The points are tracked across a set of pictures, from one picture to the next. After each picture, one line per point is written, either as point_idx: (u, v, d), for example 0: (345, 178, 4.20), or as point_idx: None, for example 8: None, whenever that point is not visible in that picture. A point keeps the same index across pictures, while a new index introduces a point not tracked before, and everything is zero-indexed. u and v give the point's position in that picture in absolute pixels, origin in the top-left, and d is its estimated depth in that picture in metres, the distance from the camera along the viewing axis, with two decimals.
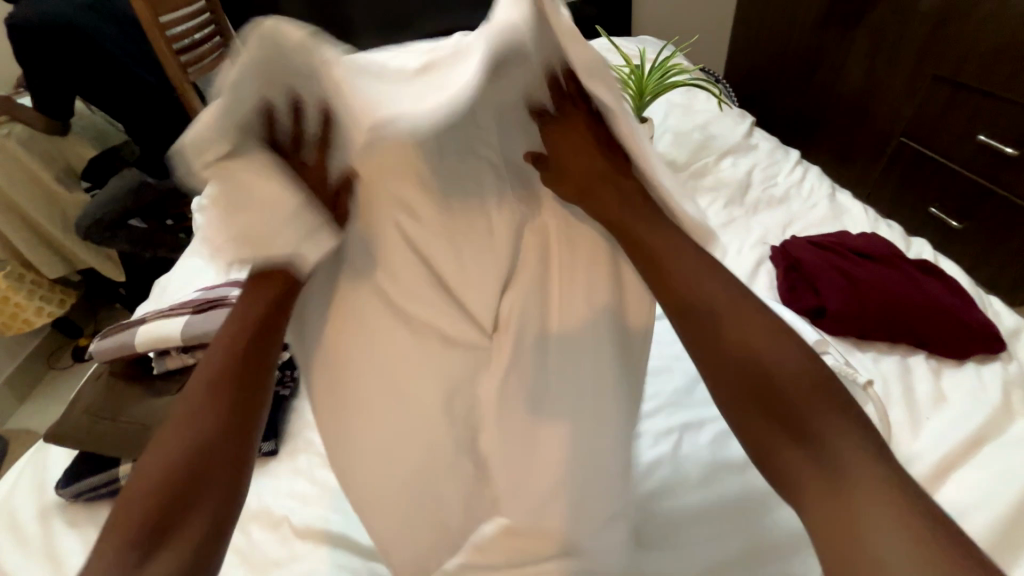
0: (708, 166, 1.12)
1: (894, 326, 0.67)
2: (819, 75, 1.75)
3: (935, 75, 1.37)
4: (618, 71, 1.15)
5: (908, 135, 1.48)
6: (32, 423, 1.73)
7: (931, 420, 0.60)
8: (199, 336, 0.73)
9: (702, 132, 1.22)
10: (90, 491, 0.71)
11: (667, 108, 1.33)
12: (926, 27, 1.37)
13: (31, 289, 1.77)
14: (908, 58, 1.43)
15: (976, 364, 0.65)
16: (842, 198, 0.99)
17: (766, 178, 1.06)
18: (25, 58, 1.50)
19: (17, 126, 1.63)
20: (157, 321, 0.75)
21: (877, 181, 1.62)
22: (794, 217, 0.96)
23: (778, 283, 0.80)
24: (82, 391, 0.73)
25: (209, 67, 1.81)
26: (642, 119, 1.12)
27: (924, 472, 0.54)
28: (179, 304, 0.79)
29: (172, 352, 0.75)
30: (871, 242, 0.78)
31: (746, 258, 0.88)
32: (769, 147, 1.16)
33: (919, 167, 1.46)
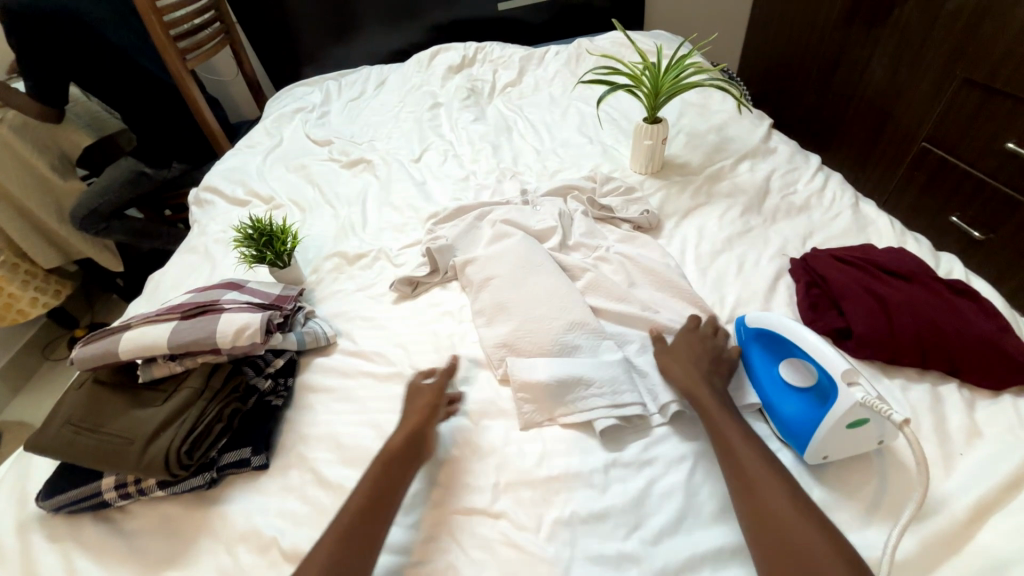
0: (725, 170, 1.07)
1: (925, 352, 0.63)
2: (838, 75, 1.72)
3: (963, 77, 1.31)
4: (632, 68, 1.10)
5: (932, 140, 1.43)
6: (25, 415, 1.70)
7: (965, 457, 0.56)
8: (189, 344, 0.70)
9: (718, 134, 1.18)
10: (71, 505, 0.68)
11: (682, 108, 1.28)
12: (956, 25, 1.31)
13: (26, 279, 1.74)
14: (936, 58, 1.37)
15: (1012, 396, 0.61)
16: (866, 208, 0.94)
17: (786, 185, 1.02)
18: (16, 41, 1.43)
19: (9, 112, 1.57)
20: (144, 327, 0.73)
21: (897, 185, 1.57)
22: (815, 228, 0.91)
23: (799, 300, 0.76)
24: (63, 400, 0.70)
25: (208, 54, 1.76)
26: (656, 120, 1.07)
27: (959, 516, 0.50)
28: (168, 308, 0.77)
29: (159, 359, 0.72)
30: (901, 258, 0.74)
31: (763, 270, 0.84)
32: (789, 151, 1.11)
33: (942, 173, 1.40)
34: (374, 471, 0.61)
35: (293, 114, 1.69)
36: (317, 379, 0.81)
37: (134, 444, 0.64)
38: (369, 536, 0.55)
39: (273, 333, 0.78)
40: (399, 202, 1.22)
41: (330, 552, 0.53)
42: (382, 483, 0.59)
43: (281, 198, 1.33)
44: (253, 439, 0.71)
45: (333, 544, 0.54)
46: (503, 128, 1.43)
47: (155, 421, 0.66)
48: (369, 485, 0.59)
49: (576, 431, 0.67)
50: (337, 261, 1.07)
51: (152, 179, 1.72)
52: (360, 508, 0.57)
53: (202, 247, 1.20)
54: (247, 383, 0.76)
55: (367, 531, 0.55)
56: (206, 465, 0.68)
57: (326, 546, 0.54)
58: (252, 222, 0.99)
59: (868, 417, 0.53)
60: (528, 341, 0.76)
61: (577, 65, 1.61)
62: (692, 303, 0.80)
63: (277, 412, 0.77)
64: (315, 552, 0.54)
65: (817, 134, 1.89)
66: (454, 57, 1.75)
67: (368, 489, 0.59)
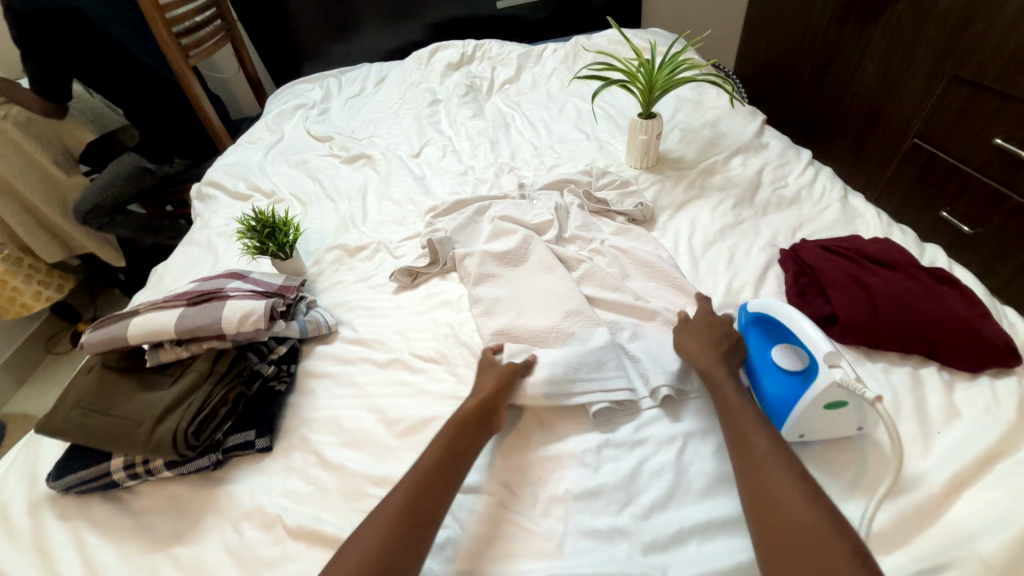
0: (718, 164, 1.09)
1: (906, 338, 0.66)
2: (832, 73, 1.75)
3: (953, 74, 1.33)
4: (627, 65, 1.12)
5: (922, 137, 1.45)
6: (29, 407, 1.72)
7: (942, 436, 0.58)
8: (195, 330, 0.73)
9: (712, 129, 1.20)
10: (81, 485, 0.70)
11: (677, 104, 1.30)
12: (945, 24, 1.33)
13: (29, 273, 1.76)
14: (927, 56, 1.39)
15: (989, 378, 0.63)
16: (855, 201, 0.96)
17: (777, 178, 1.04)
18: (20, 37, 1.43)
19: (13, 108, 1.59)
20: (151, 313, 0.75)
21: (889, 182, 1.59)
22: (805, 220, 0.93)
23: (787, 289, 0.79)
24: (73, 384, 0.72)
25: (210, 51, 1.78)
26: (650, 115, 1.09)
27: (934, 490, 0.53)
28: (174, 295, 0.79)
29: (166, 344, 0.74)
30: (886, 248, 0.76)
31: (754, 260, 0.86)
32: (781, 145, 1.13)
33: (932, 169, 1.43)
34: (448, 431, 0.63)
35: (294, 111, 1.71)
36: (319, 365, 0.84)
37: (144, 425, 0.66)
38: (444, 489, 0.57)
39: (277, 321, 0.81)
40: (399, 196, 1.24)
41: (386, 528, 0.53)
42: (458, 441, 0.62)
43: (282, 192, 1.35)
44: (257, 423, 0.74)
45: (389, 521, 0.53)
46: (501, 124, 1.45)
47: (163, 403, 0.68)
48: (447, 442, 0.61)
49: (570, 413, 0.69)
50: (338, 253, 1.09)
51: (155, 174, 1.75)
52: (438, 461, 0.59)
53: (205, 240, 1.23)
54: (251, 369, 0.78)
55: (437, 488, 0.56)
56: (212, 446, 0.70)
57: (403, 492, 0.56)
58: (255, 214, 1.01)
59: (847, 398, 0.55)
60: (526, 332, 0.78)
61: (575, 63, 1.63)
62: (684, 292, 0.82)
63: (281, 397, 0.79)
64: (370, 527, 0.53)
65: (811, 132, 1.92)
66: (453, 54, 1.77)
67: (444, 445, 0.61)
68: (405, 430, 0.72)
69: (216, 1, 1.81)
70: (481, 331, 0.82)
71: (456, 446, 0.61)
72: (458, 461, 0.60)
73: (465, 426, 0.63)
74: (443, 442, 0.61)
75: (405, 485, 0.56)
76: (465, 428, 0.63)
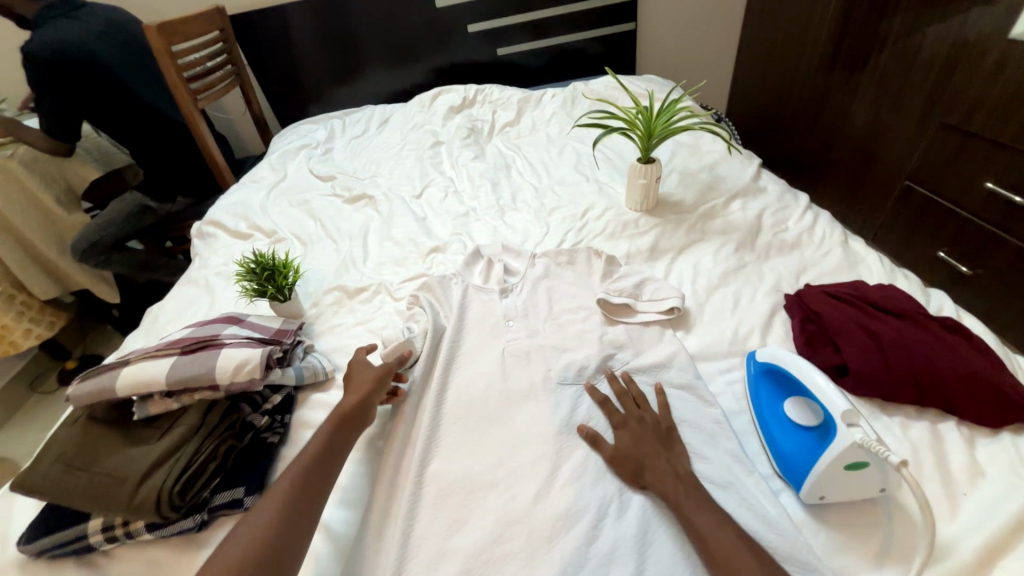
0: (718, 208, 1.10)
1: (920, 390, 0.64)
2: (823, 117, 1.81)
3: (940, 121, 1.37)
4: (626, 112, 1.14)
5: (915, 179, 1.48)
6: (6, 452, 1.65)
7: (969, 497, 0.56)
8: (188, 381, 0.70)
9: (710, 173, 1.22)
10: (51, 549, 0.65)
11: (674, 148, 1.33)
12: (930, 74, 1.39)
13: (21, 311, 1.76)
14: (914, 104, 1.45)
15: (1011, 435, 0.61)
16: (856, 245, 0.96)
17: (777, 223, 1.04)
18: (36, 80, 1.48)
19: (20, 147, 1.61)
20: (143, 362, 0.72)
21: (885, 221, 1.61)
22: (807, 265, 0.93)
23: (794, 336, 0.77)
24: (55, 437, 0.68)
25: (218, 94, 1.82)
26: (650, 160, 1.11)
27: (966, 559, 0.50)
28: (168, 343, 0.76)
29: (155, 395, 0.71)
30: (892, 296, 0.75)
31: (758, 306, 0.85)
32: (779, 189, 1.15)
33: (927, 210, 1.45)
34: (330, 426, 0.69)
35: (298, 150, 1.75)
36: (315, 415, 0.81)
37: (126, 483, 0.62)
38: (311, 504, 0.59)
39: (273, 369, 0.78)
40: (399, 236, 1.24)
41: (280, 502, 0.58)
42: (331, 449, 0.66)
43: (283, 232, 1.35)
44: (247, 479, 0.69)
45: (285, 495, 0.59)
46: (501, 165, 1.48)
47: (148, 459, 0.64)
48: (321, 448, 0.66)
49: (553, 479, 0.66)
50: (337, 295, 1.08)
51: (156, 213, 1.77)
52: (314, 459, 0.64)
53: (202, 280, 1.21)
54: (243, 420, 0.74)
55: (328, 449, 0.66)
56: (198, 506, 0.66)
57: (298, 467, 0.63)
58: (255, 256, 1.01)
59: (868, 459, 0.53)
60: (473, 421, 0.75)
61: (573, 107, 1.68)
62: (709, 402, 0.71)
63: (273, 449, 0.75)
64: (267, 502, 0.58)
65: (803, 172, 1.97)
66: (455, 98, 1.82)
67: (320, 449, 0.66)
68: (404, 487, 0.69)
69: (227, 47, 1.86)
70: (482, 382, 0.80)
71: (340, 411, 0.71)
72: (341, 410, 0.71)
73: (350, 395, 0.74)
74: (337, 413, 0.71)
75: (297, 467, 0.63)
76: (351, 400, 0.73)
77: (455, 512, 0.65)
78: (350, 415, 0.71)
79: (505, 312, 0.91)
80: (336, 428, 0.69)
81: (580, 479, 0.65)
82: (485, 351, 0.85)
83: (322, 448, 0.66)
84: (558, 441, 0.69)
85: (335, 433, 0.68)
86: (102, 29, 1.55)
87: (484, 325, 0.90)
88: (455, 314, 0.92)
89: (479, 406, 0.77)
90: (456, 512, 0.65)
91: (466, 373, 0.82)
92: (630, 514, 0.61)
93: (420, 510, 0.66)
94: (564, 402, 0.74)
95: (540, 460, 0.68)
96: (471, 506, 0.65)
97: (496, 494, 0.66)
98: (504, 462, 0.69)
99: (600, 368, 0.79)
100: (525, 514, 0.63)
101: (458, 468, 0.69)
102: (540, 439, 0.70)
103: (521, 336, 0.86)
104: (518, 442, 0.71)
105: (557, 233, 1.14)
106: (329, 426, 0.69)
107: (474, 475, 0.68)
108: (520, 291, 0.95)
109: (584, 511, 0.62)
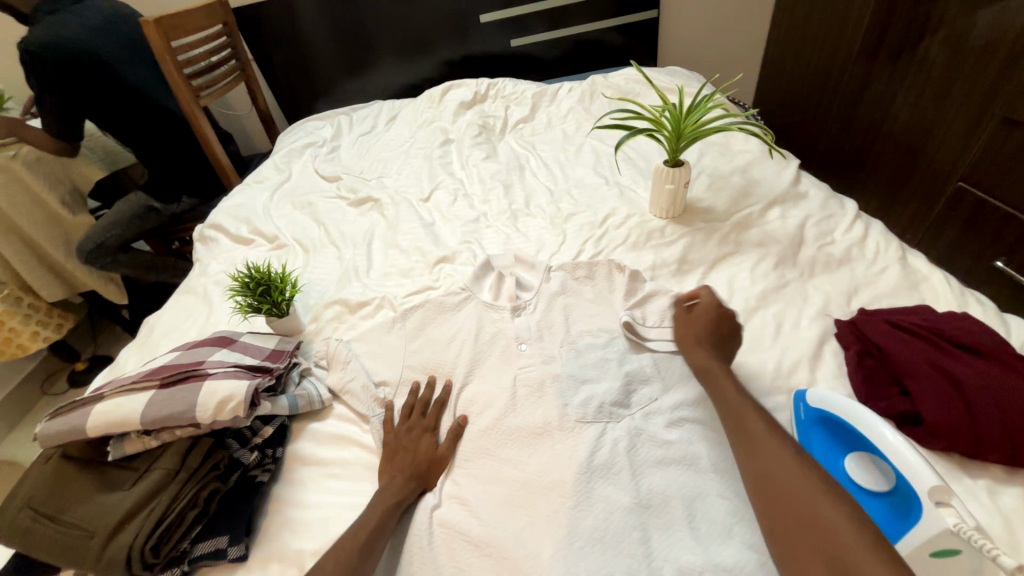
0: (754, 217, 0.99)
1: (1018, 449, 0.54)
2: (862, 110, 1.66)
3: (1001, 116, 1.23)
4: (652, 110, 1.03)
5: (968, 180, 1.35)
6: (14, 453, 1.65)
7: None
8: (164, 420, 0.63)
9: (743, 176, 1.11)
10: None
11: (703, 148, 1.22)
12: (990, 62, 1.24)
13: (28, 313, 1.72)
14: (970, 97, 1.30)
15: None
16: (915, 261, 0.85)
17: (822, 233, 0.94)
18: (35, 78, 1.42)
19: (23, 147, 1.56)
20: (118, 398, 0.66)
21: (933, 226, 1.48)
22: (859, 285, 0.83)
23: (850, 372, 0.68)
24: (26, 477, 0.62)
25: (223, 91, 1.75)
26: (678, 163, 1.01)
27: None
28: (147, 373, 0.70)
29: (132, 433, 0.65)
30: (971, 328, 0.64)
31: (804, 333, 0.75)
32: (822, 195, 1.04)
33: (982, 214, 1.31)
34: (369, 509, 0.63)
35: (304, 149, 1.67)
36: (310, 449, 0.75)
37: (95, 538, 0.57)
38: None
39: (261, 402, 0.71)
40: (406, 244, 1.17)
41: None
42: (364, 551, 0.58)
43: (285, 237, 1.28)
44: (231, 526, 0.63)
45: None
46: (514, 166, 1.39)
47: (121, 510, 0.59)
48: (346, 551, 0.57)
49: (573, 544, 0.57)
50: (338, 309, 1.01)
51: (161, 214, 1.71)
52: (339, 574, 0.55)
53: (201, 289, 1.15)
54: (230, 458, 0.68)
55: (367, 549, 0.58)
56: (177, 558, 0.61)
57: (332, 564, 0.56)
58: (250, 269, 0.94)
59: (962, 546, 0.43)
60: (485, 464, 0.68)
61: (591, 102, 1.57)
62: None
63: (262, 489, 0.69)
64: None
65: (837, 169, 1.83)
66: (465, 93, 1.73)
67: (361, 535, 0.59)
68: (410, 538, 0.63)
69: (232, 41, 1.80)
70: (493, 419, 0.72)
71: (385, 494, 0.64)
72: (380, 493, 0.65)
73: (389, 474, 0.67)
74: (382, 499, 0.64)
75: (334, 559, 0.56)
76: (394, 483, 0.66)
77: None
78: (393, 496, 0.64)
79: (518, 333, 0.82)
80: (372, 513, 0.62)
81: (600, 544, 0.57)
82: (495, 380, 0.77)
83: (360, 533, 0.60)
84: (579, 500, 0.60)
85: (372, 517, 0.62)
86: (100, 24, 1.49)
87: (495, 350, 0.82)
88: (463, 336, 0.84)
89: (489, 446, 0.69)
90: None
91: (477, 406, 0.75)
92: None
93: (424, 563, 0.60)
94: (587, 443, 0.65)
95: (551, 517, 0.60)
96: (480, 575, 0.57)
97: (505, 567, 0.57)
98: (517, 517, 0.61)
99: (627, 400, 0.70)
100: None
101: (479, 532, 0.61)
102: (552, 494, 0.61)
103: (536, 362, 0.77)
104: (533, 491, 0.63)
105: (574, 243, 1.04)
106: (372, 510, 0.63)
107: (486, 535, 0.60)
108: (533, 312, 0.86)
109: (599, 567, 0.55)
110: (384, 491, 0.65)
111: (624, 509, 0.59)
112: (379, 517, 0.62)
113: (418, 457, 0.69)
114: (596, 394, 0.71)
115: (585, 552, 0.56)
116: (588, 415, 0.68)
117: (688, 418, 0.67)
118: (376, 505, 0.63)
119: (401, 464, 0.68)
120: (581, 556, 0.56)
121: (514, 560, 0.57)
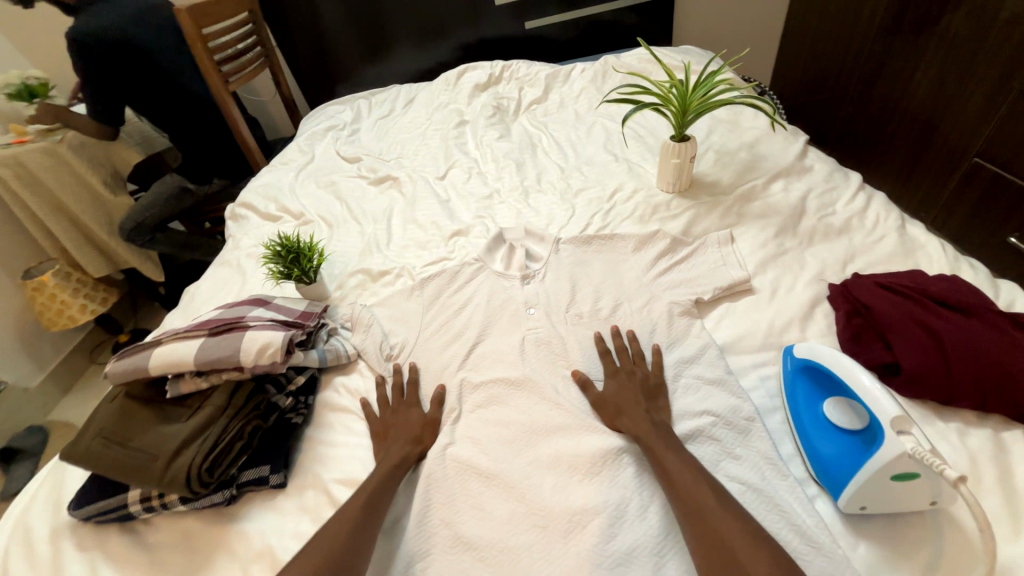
0: (758, 190, 1.02)
1: (988, 394, 0.58)
2: (880, 87, 1.64)
3: (1020, 89, 1.21)
4: (659, 86, 1.06)
5: (984, 156, 1.34)
6: (68, 415, 1.81)
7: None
8: (213, 363, 0.72)
9: (750, 151, 1.13)
10: (97, 516, 0.69)
11: (711, 124, 1.24)
12: (1011, 35, 1.22)
13: (77, 287, 1.82)
14: (990, 69, 1.29)
15: None
16: (914, 230, 0.88)
17: (823, 205, 0.96)
18: (80, 66, 1.52)
19: (69, 132, 1.67)
20: (173, 344, 0.75)
21: (947, 202, 1.47)
22: (856, 252, 0.86)
23: (838, 329, 0.72)
24: (95, 412, 0.72)
25: (249, 76, 1.83)
26: (684, 138, 1.04)
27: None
28: (197, 324, 0.79)
29: (186, 374, 0.74)
30: (955, 288, 0.68)
31: (798, 296, 0.79)
32: (827, 168, 1.06)
33: (997, 189, 1.31)
34: (395, 449, 0.70)
35: (326, 132, 1.74)
36: (338, 397, 0.83)
37: (157, 460, 0.66)
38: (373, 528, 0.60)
39: (295, 352, 0.80)
40: (422, 219, 1.23)
41: (349, 519, 0.61)
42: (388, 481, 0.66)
43: (310, 213, 1.36)
44: (273, 457, 0.73)
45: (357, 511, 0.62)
46: (527, 145, 1.43)
47: (179, 438, 0.68)
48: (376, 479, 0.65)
49: (572, 473, 0.64)
50: (361, 278, 1.09)
51: (194, 195, 1.81)
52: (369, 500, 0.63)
53: (235, 261, 1.24)
54: (268, 401, 0.77)
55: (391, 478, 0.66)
56: (227, 482, 0.70)
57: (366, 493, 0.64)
58: (281, 239, 1.02)
59: (919, 470, 0.49)
60: (495, 409, 0.75)
61: (603, 82, 1.60)
62: (741, 397, 0.68)
63: (297, 429, 0.78)
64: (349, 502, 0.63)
65: (852, 148, 1.82)
66: (480, 75, 1.77)
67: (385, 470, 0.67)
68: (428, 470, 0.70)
69: (257, 28, 1.86)
70: (503, 372, 0.78)
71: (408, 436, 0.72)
72: (403, 435, 0.72)
73: (410, 419, 0.75)
74: (405, 440, 0.72)
75: (365, 492, 0.64)
76: (415, 427, 0.73)
77: (480, 505, 0.64)
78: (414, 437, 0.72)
79: (527, 298, 0.88)
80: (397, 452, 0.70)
81: (596, 474, 0.63)
82: (506, 339, 0.83)
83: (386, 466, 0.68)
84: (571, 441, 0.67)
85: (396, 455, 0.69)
86: (136, 13, 1.57)
87: (505, 312, 0.88)
88: (476, 300, 0.91)
89: (498, 395, 0.76)
90: (475, 505, 0.65)
91: (488, 360, 0.81)
92: (650, 514, 0.59)
93: (441, 493, 0.67)
94: (601, 402, 0.70)
95: (547, 454, 0.67)
96: (488, 505, 0.64)
97: (513, 495, 0.64)
98: (522, 451, 0.69)
99: (648, 367, 0.73)
100: (541, 507, 0.62)
101: (488, 466, 0.68)
102: (549, 435, 0.69)
103: (543, 324, 0.83)
104: (535, 432, 0.70)
105: (582, 217, 1.09)
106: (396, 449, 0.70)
107: (492, 469, 0.67)
108: (540, 280, 0.92)
109: (593, 492, 0.62)
110: (406, 434, 0.73)
111: (614, 446, 0.65)
112: (398, 455, 0.69)
113: (433, 411, 0.76)
114: (599, 350, 0.76)
115: (578, 480, 0.63)
116: (605, 379, 0.73)
117: (680, 370, 0.73)
118: (401, 444, 0.71)
119: (420, 410, 0.76)
120: (574, 485, 0.63)
121: (520, 488, 0.64)
